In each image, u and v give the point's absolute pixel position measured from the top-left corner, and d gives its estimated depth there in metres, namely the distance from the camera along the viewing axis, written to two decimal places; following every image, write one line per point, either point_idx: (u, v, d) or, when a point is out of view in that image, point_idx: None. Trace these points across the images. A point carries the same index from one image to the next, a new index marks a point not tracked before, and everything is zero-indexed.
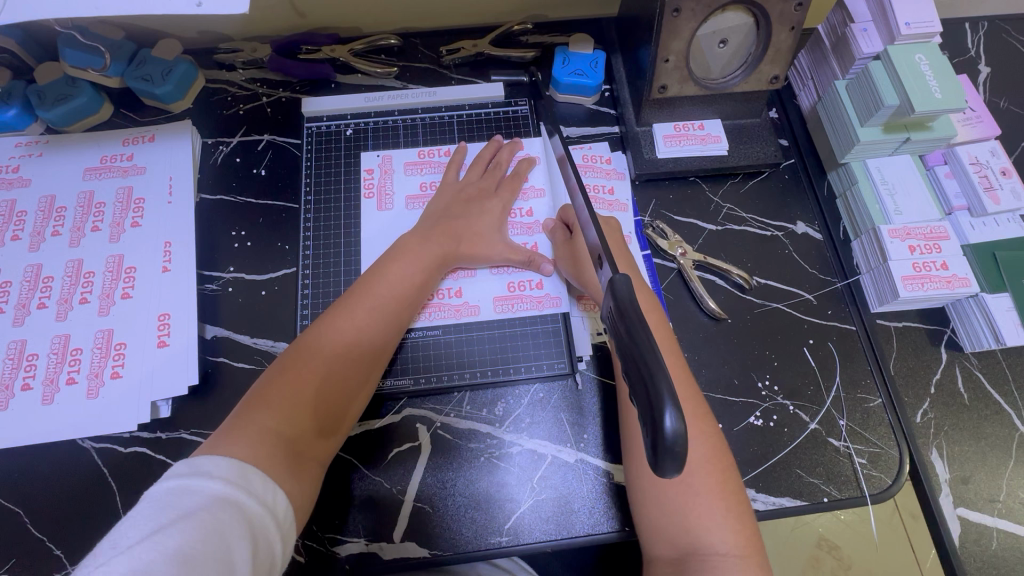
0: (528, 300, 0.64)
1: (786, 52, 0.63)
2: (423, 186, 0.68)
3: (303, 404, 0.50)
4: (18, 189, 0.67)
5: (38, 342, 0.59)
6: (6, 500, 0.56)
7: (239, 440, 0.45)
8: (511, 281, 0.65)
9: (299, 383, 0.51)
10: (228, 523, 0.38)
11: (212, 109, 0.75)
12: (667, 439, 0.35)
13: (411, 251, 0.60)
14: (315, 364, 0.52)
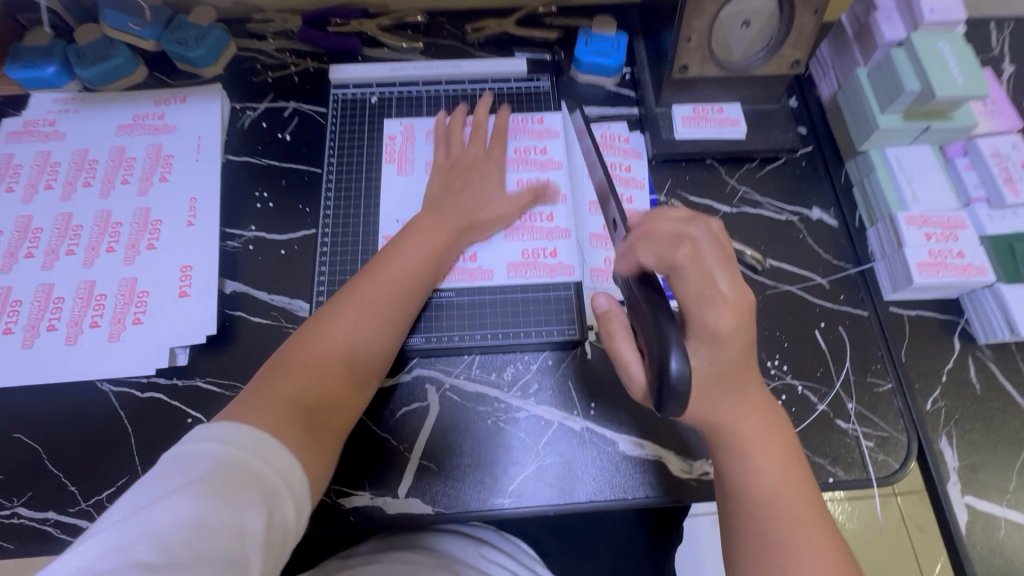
0: (541, 267, 0.65)
1: (809, 36, 0.64)
2: (443, 153, 0.70)
3: (317, 377, 0.51)
4: (53, 142, 0.69)
5: (65, 285, 0.61)
6: (26, 435, 0.58)
7: (257, 409, 0.46)
8: (524, 250, 0.66)
9: (314, 358, 0.52)
10: (238, 491, 0.39)
11: (242, 75, 0.77)
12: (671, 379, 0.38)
13: (425, 227, 0.61)
14: (329, 339, 0.53)
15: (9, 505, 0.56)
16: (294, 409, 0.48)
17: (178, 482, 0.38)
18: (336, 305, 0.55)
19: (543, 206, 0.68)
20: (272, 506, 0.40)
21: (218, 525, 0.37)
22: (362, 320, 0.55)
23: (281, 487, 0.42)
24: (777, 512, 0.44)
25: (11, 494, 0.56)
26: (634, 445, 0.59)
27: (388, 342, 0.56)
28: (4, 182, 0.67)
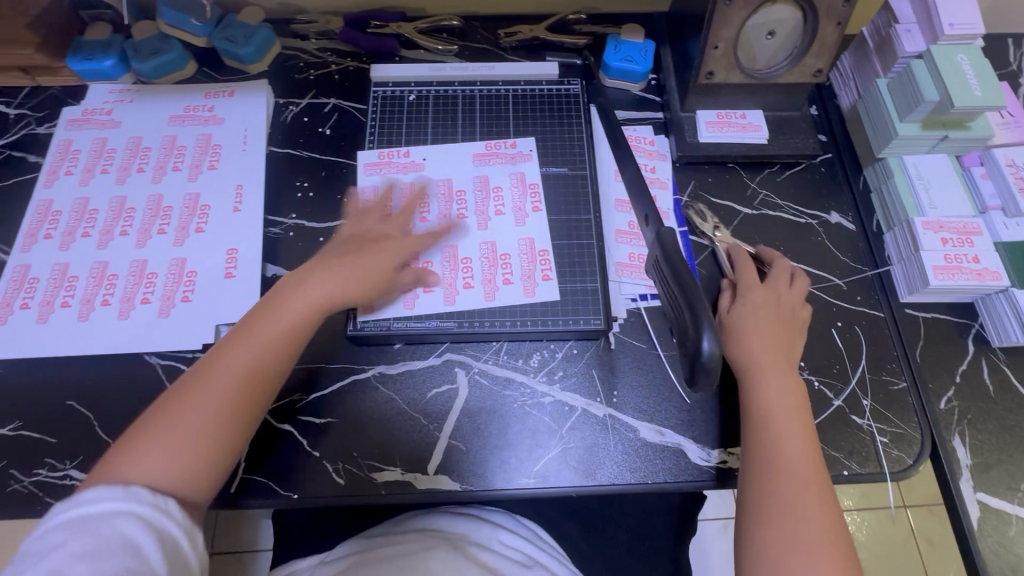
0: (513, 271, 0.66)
1: (832, 46, 0.67)
2: (485, 146, 0.73)
3: (215, 415, 0.51)
4: (110, 130, 0.74)
5: (119, 263, 0.66)
6: (78, 403, 0.61)
7: (142, 457, 0.48)
8: (494, 254, 0.67)
9: (198, 406, 0.51)
10: (110, 528, 0.43)
11: (286, 73, 0.81)
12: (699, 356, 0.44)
13: (332, 268, 0.61)
14: (208, 386, 0.52)
15: (62, 466, 0.59)
16: (175, 460, 0.49)
17: (57, 536, 0.42)
18: (224, 347, 0.54)
19: (514, 209, 0.69)
20: (158, 531, 0.44)
21: (109, 556, 0.41)
22: (245, 365, 0.54)
23: (168, 519, 0.45)
24: (795, 473, 0.52)
25: (64, 457, 0.59)
26: (655, 432, 0.61)
27: (280, 375, 0.56)
28: (64, 166, 0.71)
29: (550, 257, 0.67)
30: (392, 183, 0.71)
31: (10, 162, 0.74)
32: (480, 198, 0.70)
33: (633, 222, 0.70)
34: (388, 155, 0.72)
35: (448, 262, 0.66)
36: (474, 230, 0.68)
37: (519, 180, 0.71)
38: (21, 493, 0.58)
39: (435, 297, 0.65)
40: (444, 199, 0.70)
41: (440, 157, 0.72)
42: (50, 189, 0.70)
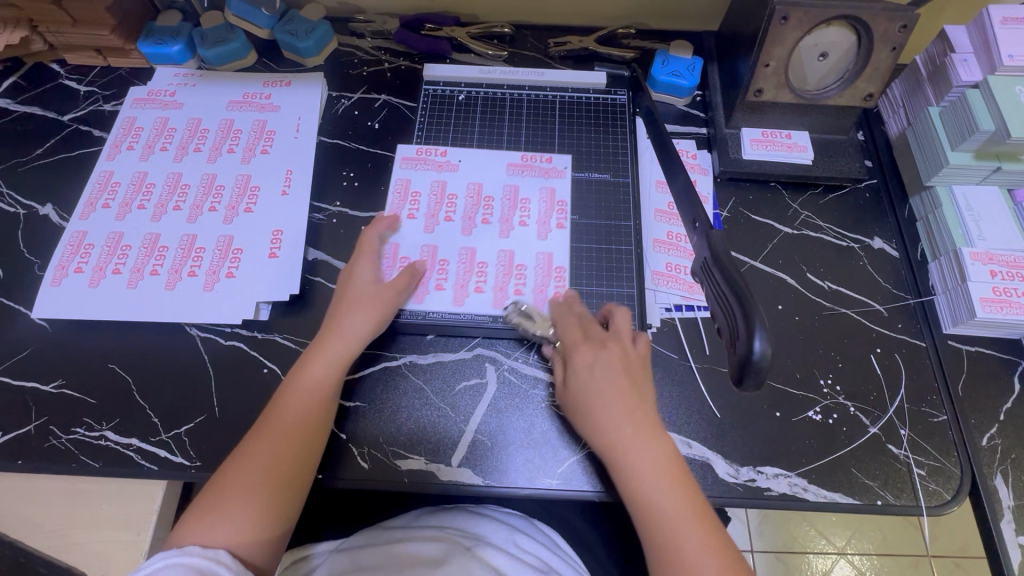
0: (528, 284, 0.66)
1: (884, 72, 0.66)
2: (524, 158, 0.73)
3: (267, 469, 0.53)
4: (172, 110, 0.77)
5: (170, 237, 0.68)
6: (119, 367, 0.64)
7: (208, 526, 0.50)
8: (509, 267, 0.67)
9: (249, 473, 0.52)
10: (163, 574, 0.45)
11: (341, 68, 0.83)
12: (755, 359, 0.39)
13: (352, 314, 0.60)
14: (257, 452, 0.54)
15: (98, 427, 0.61)
16: (229, 524, 0.50)
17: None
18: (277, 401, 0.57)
19: (540, 225, 0.69)
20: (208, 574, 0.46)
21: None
22: (282, 428, 0.55)
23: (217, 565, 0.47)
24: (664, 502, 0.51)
25: (101, 418, 0.61)
26: (683, 444, 0.60)
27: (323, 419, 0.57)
28: (126, 142, 0.75)
29: (565, 275, 0.66)
30: (424, 177, 0.72)
31: (77, 135, 0.78)
32: (507, 207, 0.70)
33: (671, 232, 0.70)
34: (426, 151, 0.74)
35: (464, 264, 0.67)
36: (495, 238, 0.69)
37: (549, 195, 0.71)
38: (58, 449, 0.60)
39: (445, 296, 0.65)
40: (472, 202, 0.71)
41: (477, 161, 0.73)
42: (111, 162, 0.73)
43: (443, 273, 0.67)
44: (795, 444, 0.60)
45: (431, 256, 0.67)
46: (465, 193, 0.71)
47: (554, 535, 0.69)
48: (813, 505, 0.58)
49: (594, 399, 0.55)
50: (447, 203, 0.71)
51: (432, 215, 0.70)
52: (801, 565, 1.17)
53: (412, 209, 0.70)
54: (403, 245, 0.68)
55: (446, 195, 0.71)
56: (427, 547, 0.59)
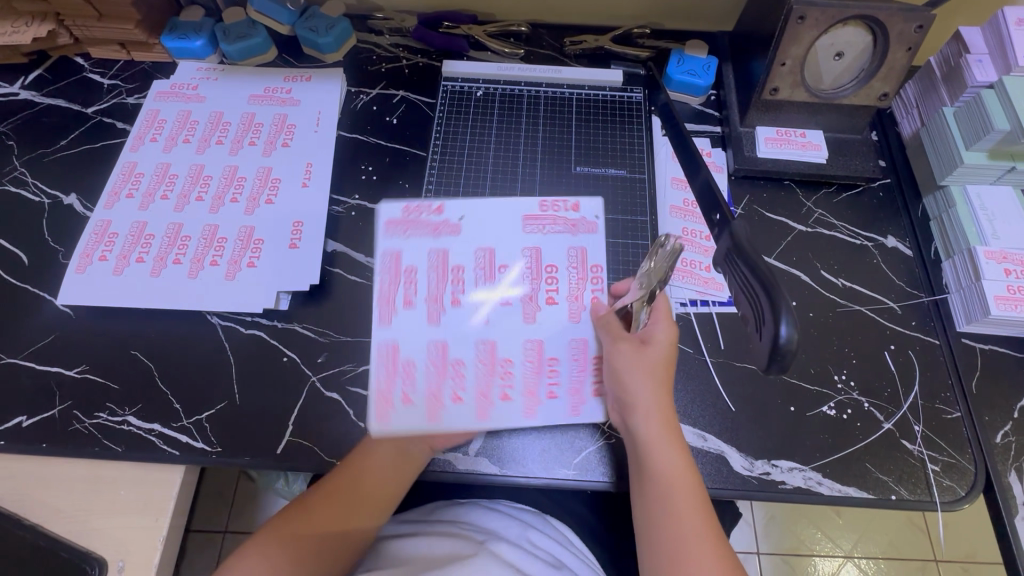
0: (508, 385, 0.61)
1: (899, 71, 0.67)
2: (543, 207, 0.67)
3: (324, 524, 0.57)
4: (194, 104, 0.78)
5: (192, 227, 0.69)
6: (142, 354, 0.65)
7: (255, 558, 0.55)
8: (507, 364, 0.61)
9: (302, 519, 0.57)
10: None
11: (359, 64, 0.85)
12: (781, 345, 0.39)
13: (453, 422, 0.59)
14: (320, 510, 0.58)
15: (121, 412, 0.62)
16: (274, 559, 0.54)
17: None
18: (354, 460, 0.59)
19: (531, 321, 0.63)
20: None
21: None
22: (352, 491, 0.58)
23: None
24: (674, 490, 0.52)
25: (124, 404, 0.62)
26: (697, 436, 0.61)
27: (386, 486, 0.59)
28: (150, 134, 0.76)
29: (558, 370, 0.62)
30: (417, 246, 0.65)
31: (100, 127, 0.79)
32: (530, 277, 0.64)
33: (687, 228, 0.71)
34: (415, 209, 0.66)
35: (437, 367, 0.61)
36: (476, 326, 0.62)
37: (533, 259, 0.65)
38: (82, 432, 0.61)
39: (416, 411, 0.59)
40: (482, 273, 0.64)
41: (480, 216, 0.66)
42: (135, 153, 0.74)
43: (410, 376, 0.61)
44: (810, 438, 0.61)
45: (395, 356, 0.61)
46: (473, 263, 0.64)
47: (568, 531, 0.68)
48: (828, 499, 0.58)
49: (661, 365, 0.56)
50: (451, 278, 0.64)
51: (434, 299, 0.63)
52: (806, 568, 1.17)
53: (409, 289, 0.63)
54: (399, 345, 0.61)
55: (449, 269, 0.64)
56: (439, 544, 0.58)
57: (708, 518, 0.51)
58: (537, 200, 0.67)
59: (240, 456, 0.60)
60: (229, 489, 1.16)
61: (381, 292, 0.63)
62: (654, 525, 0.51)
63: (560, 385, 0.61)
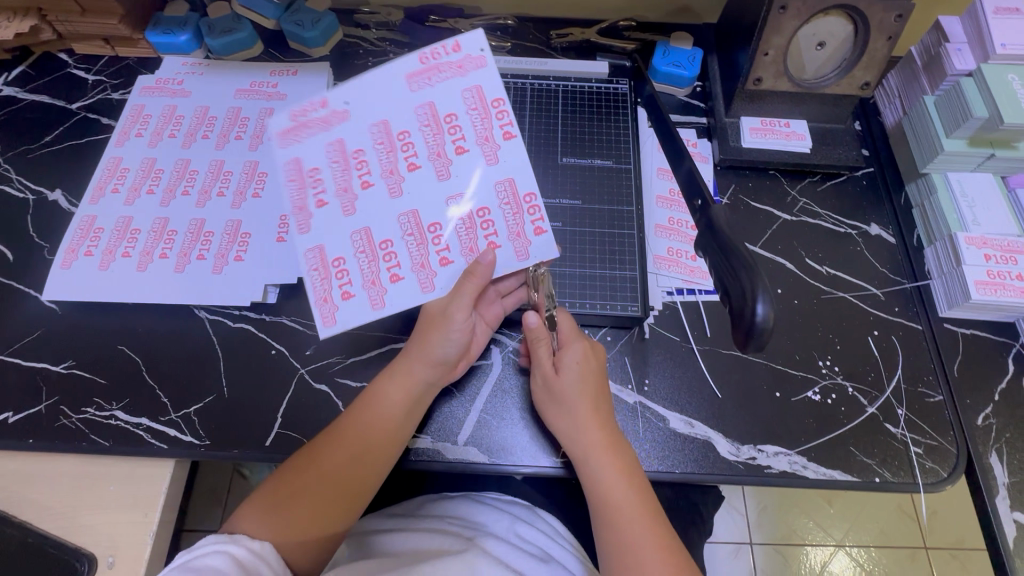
0: (440, 247, 0.58)
1: (881, 60, 0.68)
2: (424, 59, 0.58)
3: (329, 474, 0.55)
4: (180, 98, 0.78)
5: (178, 221, 0.69)
6: (130, 348, 0.65)
7: (256, 517, 0.53)
8: (443, 232, 0.58)
9: (303, 467, 0.55)
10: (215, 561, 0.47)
11: (346, 59, 0.85)
12: (759, 324, 0.40)
13: (454, 311, 0.57)
14: (323, 455, 0.55)
15: (109, 407, 0.62)
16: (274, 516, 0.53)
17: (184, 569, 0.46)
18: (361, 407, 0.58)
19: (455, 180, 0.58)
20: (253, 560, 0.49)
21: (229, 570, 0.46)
22: (356, 440, 0.56)
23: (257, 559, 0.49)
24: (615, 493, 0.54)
25: (111, 399, 0.62)
26: (684, 423, 0.61)
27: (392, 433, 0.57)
28: (135, 129, 0.75)
29: (491, 219, 0.58)
30: (314, 143, 0.58)
31: (84, 122, 0.79)
32: (431, 134, 0.58)
33: (672, 218, 0.72)
34: (302, 110, 0.57)
35: (365, 252, 0.57)
36: (388, 200, 0.58)
37: (431, 112, 0.58)
38: (68, 427, 0.61)
39: (359, 302, 0.57)
40: (385, 150, 0.58)
41: (364, 91, 0.58)
42: (120, 148, 0.74)
43: (341, 271, 0.57)
44: (796, 423, 0.62)
45: (322, 259, 0.57)
46: (373, 144, 0.58)
47: (558, 523, 0.67)
48: (813, 482, 0.59)
49: (574, 393, 0.57)
50: (355, 166, 0.58)
51: (344, 190, 0.57)
52: (799, 558, 1.18)
53: (318, 192, 0.57)
54: (326, 245, 0.57)
55: (350, 155, 0.58)
56: (427, 540, 0.58)
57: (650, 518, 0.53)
58: (413, 52, 0.58)
59: (229, 449, 0.60)
60: (222, 488, 1.16)
61: (292, 204, 0.57)
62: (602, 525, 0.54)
63: (498, 234, 0.58)
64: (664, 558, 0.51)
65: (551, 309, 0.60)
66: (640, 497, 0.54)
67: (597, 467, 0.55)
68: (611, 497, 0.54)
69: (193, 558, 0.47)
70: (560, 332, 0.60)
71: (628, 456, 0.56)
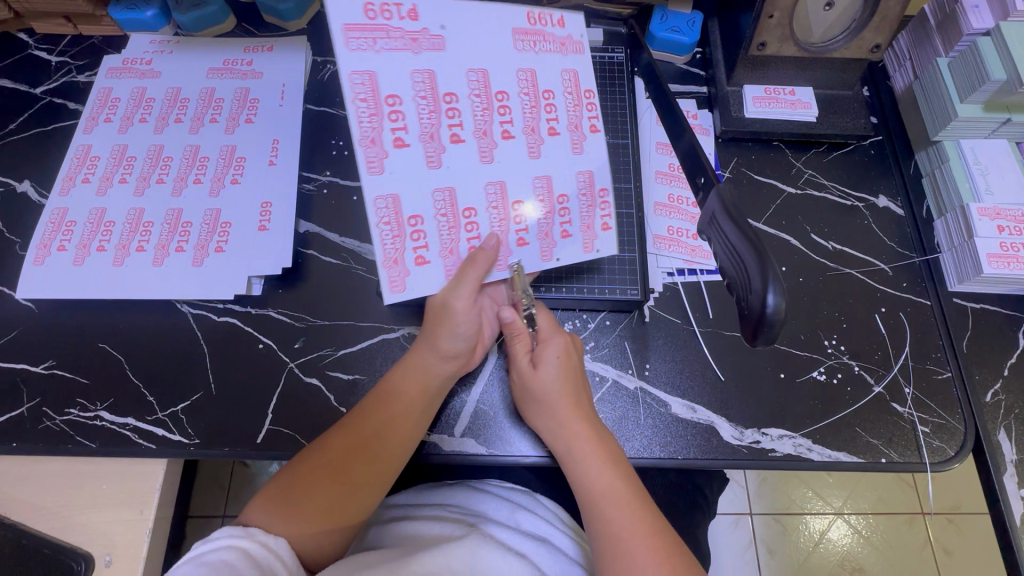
0: (518, 227, 0.55)
1: (893, 20, 0.63)
2: (531, 19, 0.54)
3: (336, 468, 0.53)
4: (149, 79, 0.73)
5: (154, 212, 0.66)
6: (112, 346, 0.62)
7: (259, 512, 0.52)
8: (528, 209, 0.55)
9: (310, 462, 0.54)
10: (230, 554, 0.46)
11: (324, 32, 0.79)
12: (770, 314, 0.37)
13: (456, 302, 0.54)
14: (329, 449, 0.54)
15: (93, 407, 0.60)
16: (279, 513, 0.51)
17: (202, 554, 0.45)
18: (371, 401, 0.56)
19: (542, 158, 0.55)
20: (265, 558, 0.47)
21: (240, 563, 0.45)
22: (363, 432, 0.54)
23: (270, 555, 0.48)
24: (609, 499, 0.53)
25: (95, 398, 0.60)
26: (687, 408, 0.60)
27: (405, 427, 0.55)
28: (103, 114, 0.71)
29: (569, 207, 0.57)
30: (396, 64, 0.49)
31: (49, 108, 0.75)
32: (529, 105, 0.54)
33: (672, 195, 0.69)
34: (380, 10, 0.49)
35: (446, 217, 0.53)
36: (477, 163, 0.53)
37: (530, 82, 0.54)
38: (52, 430, 0.59)
39: (433, 270, 0.54)
40: (480, 104, 0.53)
41: (462, 26, 0.52)
42: (88, 135, 0.70)
43: (418, 233, 0.52)
44: (801, 406, 0.60)
45: (396, 213, 0.51)
46: (467, 93, 0.52)
47: (559, 509, 0.66)
48: (818, 465, 0.58)
49: (555, 392, 0.55)
50: (444, 112, 0.51)
51: (430, 137, 0.51)
52: (798, 526, 1.19)
53: (397, 129, 0.50)
54: (403, 198, 0.51)
55: (440, 96, 0.51)
56: (431, 529, 0.56)
57: (648, 521, 0.52)
58: (523, 9, 0.54)
59: (220, 447, 0.58)
60: (224, 475, 1.15)
61: (361, 133, 0.49)
62: (594, 531, 0.53)
63: (572, 222, 0.57)
64: (658, 552, 0.50)
65: (529, 306, 0.57)
66: (630, 487, 0.53)
67: (580, 465, 0.54)
68: (599, 490, 0.53)
69: (205, 552, 0.45)
70: (540, 328, 0.59)
71: (615, 451, 0.55)
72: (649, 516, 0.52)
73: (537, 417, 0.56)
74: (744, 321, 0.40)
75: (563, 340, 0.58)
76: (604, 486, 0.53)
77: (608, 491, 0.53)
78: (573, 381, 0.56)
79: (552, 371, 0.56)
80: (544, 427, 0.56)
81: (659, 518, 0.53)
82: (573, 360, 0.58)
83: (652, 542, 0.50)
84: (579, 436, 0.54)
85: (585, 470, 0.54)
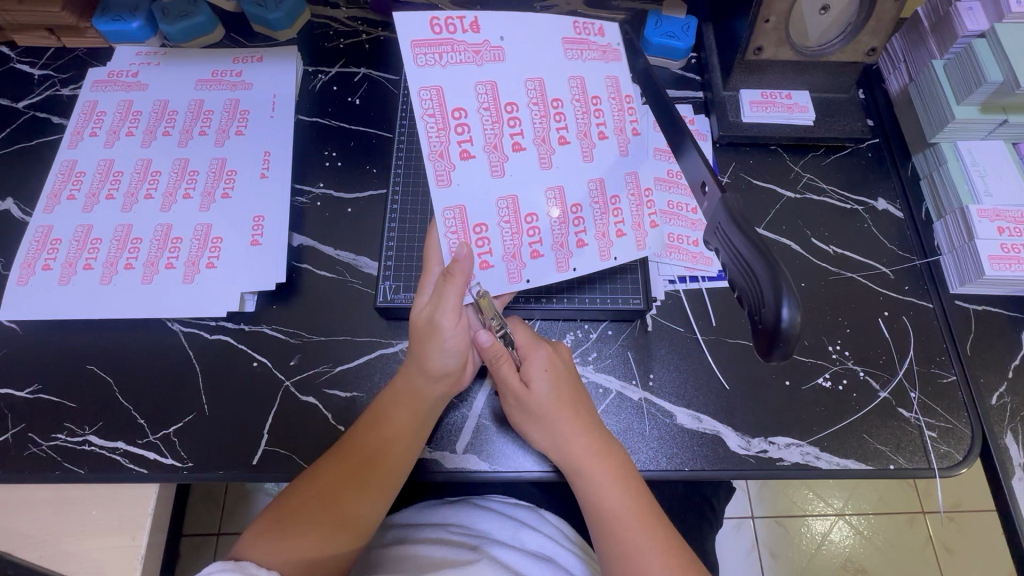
0: (579, 231, 0.56)
1: (889, 23, 0.63)
2: (577, 28, 0.53)
3: (330, 493, 0.52)
4: (136, 92, 0.72)
5: (143, 228, 0.64)
6: (101, 368, 0.60)
7: (249, 541, 0.50)
8: (583, 213, 0.55)
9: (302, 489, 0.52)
10: None
11: (314, 41, 0.78)
12: (786, 328, 0.36)
13: (442, 319, 0.53)
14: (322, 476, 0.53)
15: (82, 432, 0.58)
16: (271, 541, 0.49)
17: None
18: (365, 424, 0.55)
19: (599, 164, 0.54)
20: None
21: None
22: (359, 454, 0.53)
23: None
24: (623, 517, 0.51)
25: (83, 423, 0.58)
26: (693, 418, 0.59)
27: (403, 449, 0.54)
28: (89, 128, 0.69)
29: (624, 211, 0.56)
30: (462, 78, 0.50)
31: (32, 123, 0.73)
32: (581, 112, 0.53)
33: (671, 202, 0.68)
34: (446, 24, 0.49)
35: (509, 223, 0.54)
36: (536, 171, 0.53)
37: (580, 90, 0.53)
38: (39, 457, 0.57)
39: (496, 274, 0.55)
40: (538, 112, 0.52)
41: (522, 39, 0.52)
42: (73, 150, 0.68)
43: (484, 240, 0.53)
44: (807, 412, 0.59)
45: (463, 220, 0.53)
46: (527, 102, 0.52)
47: (565, 525, 0.65)
48: (826, 473, 0.57)
49: (549, 405, 0.54)
50: (507, 122, 0.52)
51: (493, 147, 0.52)
52: (800, 529, 1.18)
53: (463, 141, 0.51)
54: (468, 207, 0.53)
55: (502, 108, 0.51)
56: (433, 552, 0.55)
57: (661, 535, 0.51)
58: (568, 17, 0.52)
59: (214, 470, 0.56)
60: (219, 492, 1.13)
61: (431, 146, 0.51)
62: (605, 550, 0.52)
63: (624, 221, 0.56)
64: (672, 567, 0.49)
65: (501, 327, 0.55)
66: (637, 505, 0.52)
67: (589, 482, 0.53)
68: (607, 509, 0.52)
69: None
70: (518, 345, 0.57)
71: (625, 464, 0.54)
72: (661, 531, 0.51)
73: (535, 432, 0.54)
74: (761, 334, 0.39)
75: (548, 351, 0.57)
76: (614, 502, 0.52)
77: (614, 507, 0.52)
78: (565, 393, 0.55)
79: (545, 385, 0.54)
80: (544, 442, 0.54)
81: (672, 532, 0.52)
82: (562, 371, 0.56)
83: (666, 559, 0.50)
84: (582, 452, 0.53)
85: (591, 485, 0.53)
